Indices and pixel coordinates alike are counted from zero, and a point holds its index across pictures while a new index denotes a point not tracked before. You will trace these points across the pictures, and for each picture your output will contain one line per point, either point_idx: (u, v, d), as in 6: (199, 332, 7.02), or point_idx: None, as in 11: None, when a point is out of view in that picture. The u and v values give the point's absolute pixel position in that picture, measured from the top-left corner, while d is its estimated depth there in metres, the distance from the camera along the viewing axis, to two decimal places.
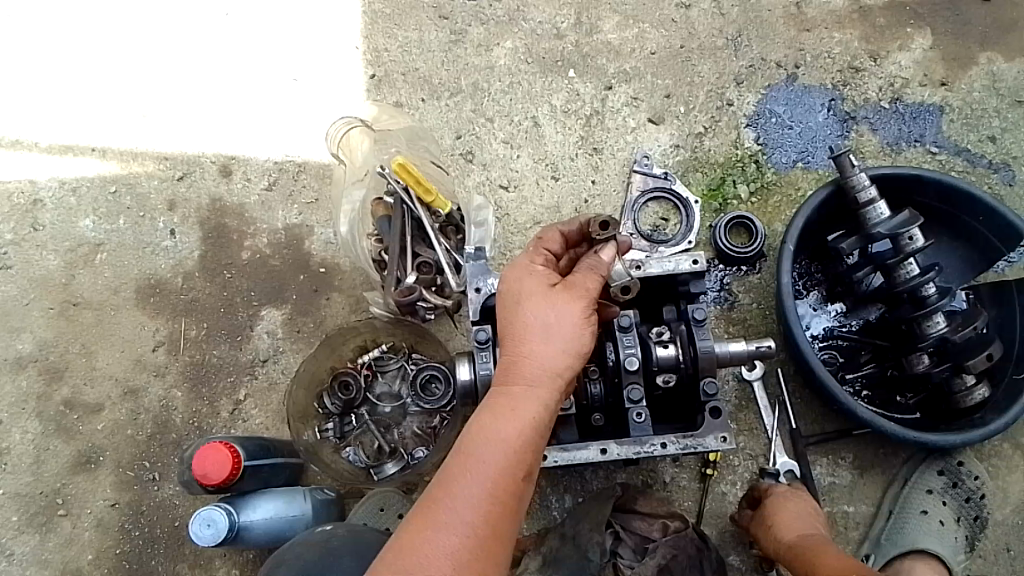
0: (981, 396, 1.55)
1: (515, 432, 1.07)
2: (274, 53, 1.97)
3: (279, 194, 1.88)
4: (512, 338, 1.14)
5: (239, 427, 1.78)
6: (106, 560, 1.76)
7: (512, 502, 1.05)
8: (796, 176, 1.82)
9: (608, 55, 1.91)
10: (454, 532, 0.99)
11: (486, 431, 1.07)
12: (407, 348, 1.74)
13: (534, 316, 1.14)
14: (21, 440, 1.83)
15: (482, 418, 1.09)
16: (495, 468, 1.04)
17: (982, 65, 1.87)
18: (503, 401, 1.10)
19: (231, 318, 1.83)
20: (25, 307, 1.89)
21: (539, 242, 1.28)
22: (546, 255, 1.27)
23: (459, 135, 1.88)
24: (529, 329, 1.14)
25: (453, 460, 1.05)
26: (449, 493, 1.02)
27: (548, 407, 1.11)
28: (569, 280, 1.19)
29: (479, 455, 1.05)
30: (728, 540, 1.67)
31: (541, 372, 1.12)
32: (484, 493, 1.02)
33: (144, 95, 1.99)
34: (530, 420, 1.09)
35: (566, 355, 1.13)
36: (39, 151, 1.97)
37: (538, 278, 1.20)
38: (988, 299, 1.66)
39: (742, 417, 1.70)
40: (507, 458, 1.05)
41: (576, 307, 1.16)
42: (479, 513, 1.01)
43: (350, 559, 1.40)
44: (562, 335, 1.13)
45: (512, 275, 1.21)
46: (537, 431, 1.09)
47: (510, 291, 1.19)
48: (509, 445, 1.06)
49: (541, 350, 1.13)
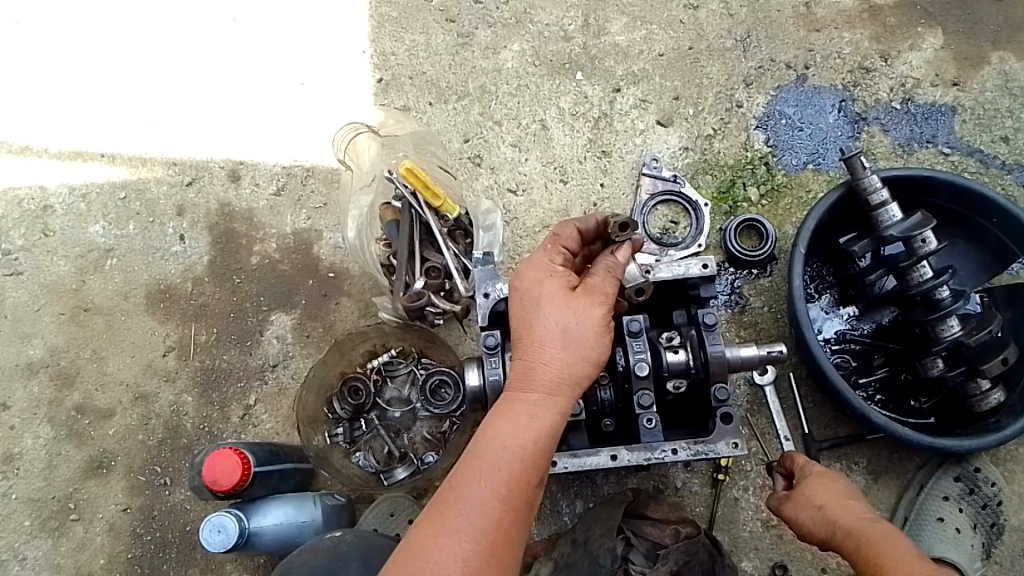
0: (996, 401, 1.53)
1: (528, 438, 1.08)
2: (281, 57, 1.98)
3: (288, 199, 1.88)
4: (528, 342, 1.14)
5: (249, 432, 1.78)
6: (118, 564, 1.77)
7: (523, 509, 1.05)
8: (806, 178, 1.80)
9: (616, 57, 1.90)
10: (464, 537, 1.00)
11: (498, 437, 1.07)
12: (417, 352, 1.74)
13: (551, 320, 1.14)
14: (33, 445, 1.84)
15: (495, 423, 1.09)
16: (509, 475, 1.05)
17: (995, 64, 1.85)
18: (517, 406, 1.10)
19: (241, 323, 1.84)
20: (36, 313, 1.90)
21: (555, 239, 1.27)
22: (563, 253, 1.26)
23: (467, 139, 1.88)
24: (546, 333, 1.13)
25: (466, 464, 1.06)
26: (460, 499, 1.03)
27: (562, 414, 1.12)
28: (588, 283, 1.19)
29: (491, 460, 1.05)
30: (741, 546, 1.66)
31: (558, 379, 1.12)
32: (495, 499, 1.03)
33: (152, 101, 2.00)
34: (543, 427, 1.09)
35: (582, 361, 1.13)
36: (48, 158, 1.98)
37: (557, 279, 1.19)
38: (1003, 301, 1.64)
39: (753, 421, 1.69)
40: (520, 465, 1.06)
41: (593, 312, 1.15)
42: (490, 519, 1.02)
43: (358, 567, 1.41)
44: (578, 341, 1.13)
45: (529, 275, 1.20)
46: (550, 438, 1.10)
47: (528, 292, 1.18)
48: (523, 451, 1.07)
49: (557, 356, 1.12)
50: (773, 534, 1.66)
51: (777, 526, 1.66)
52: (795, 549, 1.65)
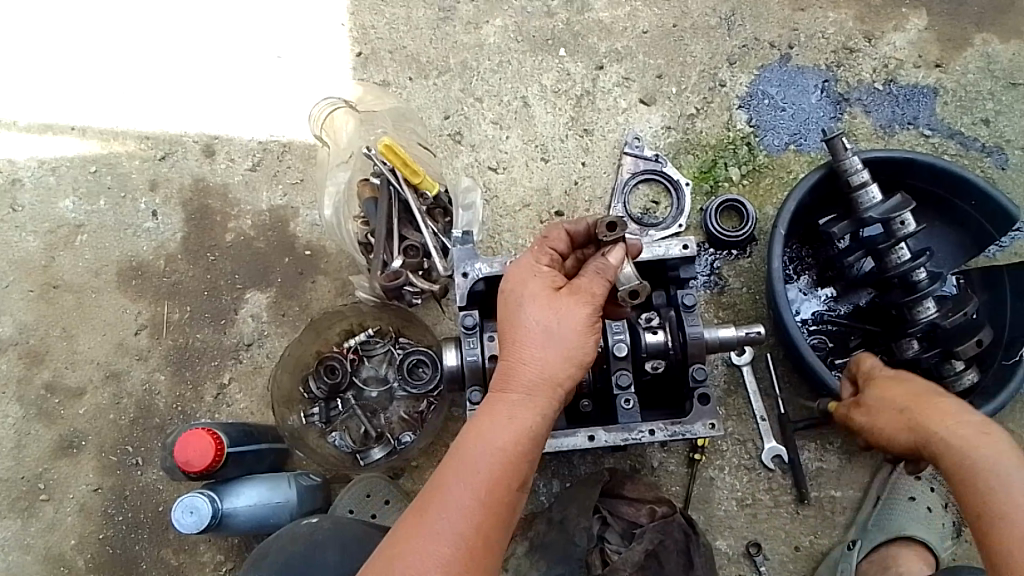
0: (969, 381, 1.54)
1: (510, 440, 1.06)
2: (258, 30, 1.93)
3: (264, 175, 1.85)
4: (510, 342, 1.12)
5: (223, 411, 1.76)
6: (89, 545, 1.74)
7: (504, 513, 1.03)
8: (788, 159, 1.79)
9: (600, 34, 1.87)
10: (442, 540, 0.98)
11: (480, 438, 1.05)
12: (394, 331, 1.72)
13: (534, 320, 1.12)
14: (1, 425, 1.80)
15: (477, 424, 1.08)
16: (488, 477, 1.03)
17: (977, 46, 1.84)
18: (500, 407, 1.09)
19: (215, 301, 1.81)
20: (5, 290, 1.86)
21: (543, 240, 1.26)
22: (550, 254, 1.24)
23: (447, 116, 1.85)
24: (528, 333, 1.11)
25: (445, 465, 1.04)
26: (439, 502, 1.01)
27: (545, 415, 1.09)
28: (574, 283, 1.16)
29: (472, 462, 1.03)
30: (717, 525, 1.66)
31: (539, 380, 1.10)
32: (476, 502, 1.01)
33: (125, 73, 1.94)
34: (525, 428, 1.07)
35: (565, 362, 1.11)
36: (17, 130, 1.92)
37: (541, 279, 1.17)
38: (979, 284, 1.65)
39: (730, 402, 1.69)
40: (500, 467, 1.04)
41: (578, 312, 1.13)
42: (470, 522, 1.00)
43: (335, 554, 1.40)
44: (562, 341, 1.11)
45: (515, 275, 1.18)
46: (533, 440, 1.08)
47: (512, 293, 1.16)
48: (503, 452, 1.05)
49: (540, 356, 1.10)
50: (748, 513, 1.66)
51: (753, 506, 1.66)
52: (768, 528, 1.66)
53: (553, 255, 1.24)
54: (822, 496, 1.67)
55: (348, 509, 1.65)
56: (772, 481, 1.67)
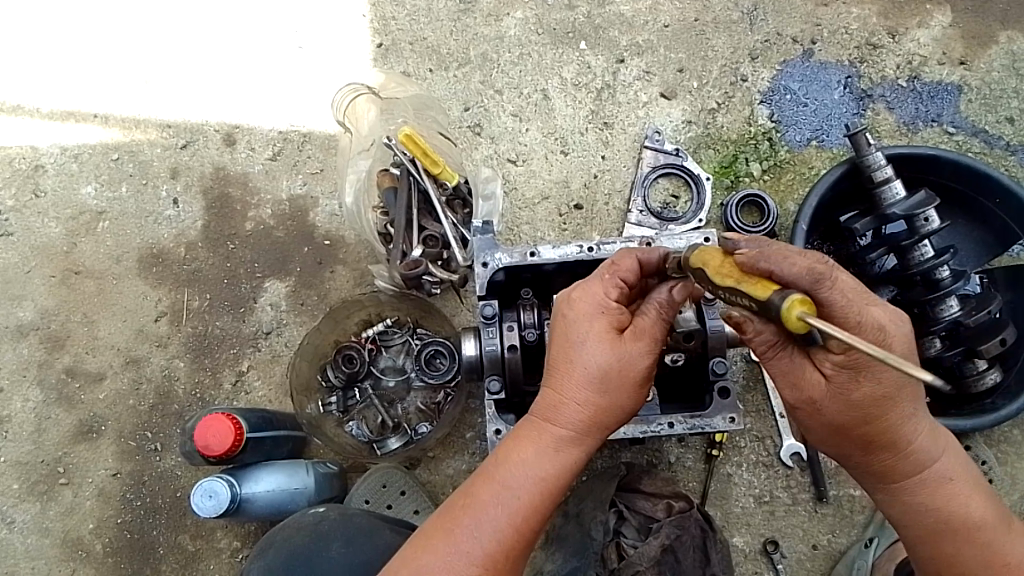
0: (992, 381, 1.54)
1: (547, 473, 1.09)
2: (280, 19, 1.93)
3: (284, 164, 1.85)
4: (562, 378, 1.09)
5: (241, 399, 1.77)
6: (105, 531, 1.76)
7: (532, 537, 1.08)
8: (809, 155, 1.78)
9: (621, 27, 1.86)
10: (468, 558, 1.04)
11: (518, 465, 1.09)
12: (412, 322, 1.73)
13: (590, 359, 1.07)
14: (22, 408, 1.82)
15: (519, 449, 1.10)
16: (521, 507, 1.07)
17: (1002, 44, 1.83)
18: (544, 439, 1.10)
19: (235, 289, 1.82)
20: (27, 275, 1.88)
21: (612, 267, 1.12)
22: (620, 286, 1.11)
23: (467, 108, 1.85)
24: (582, 373, 1.07)
25: (481, 484, 1.09)
26: (471, 526, 1.06)
27: (585, 453, 1.11)
28: (637, 322, 1.09)
29: (508, 488, 1.08)
30: (733, 522, 1.66)
31: (585, 421, 1.09)
32: (508, 527, 1.06)
33: (147, 61, 1.96)
34: (564, 465, 1.10)
35: (615, 406, 1.09)
36: (41, 117, 1.94)
37: (605, 314, 1.09)
38: (1003, 282, 1.64)
39: (750, 398, 1.69)
40: (532, 499, 1.07)
41: (639, 360, 1.08)
42: (498, 545, 1.05)
43: (339, 546, 1.39)
44: (616, 386, 1.08)
45: (578, 305, 1.10)
46: (569, 475, 1.11)
47: (571, 323, 1.10)
48: (540, 485, 1.08)
49: (589, 397, 1.08)
50: (766, 510, 1.66)
51: (770, 504, 1.66)
52: (785, 525, 1.66)
53: (623, 285, 1.11)
54: (841, 494, 1.66)
55: (365, 499, 1.66)
56: (791, 479, 1.66)
